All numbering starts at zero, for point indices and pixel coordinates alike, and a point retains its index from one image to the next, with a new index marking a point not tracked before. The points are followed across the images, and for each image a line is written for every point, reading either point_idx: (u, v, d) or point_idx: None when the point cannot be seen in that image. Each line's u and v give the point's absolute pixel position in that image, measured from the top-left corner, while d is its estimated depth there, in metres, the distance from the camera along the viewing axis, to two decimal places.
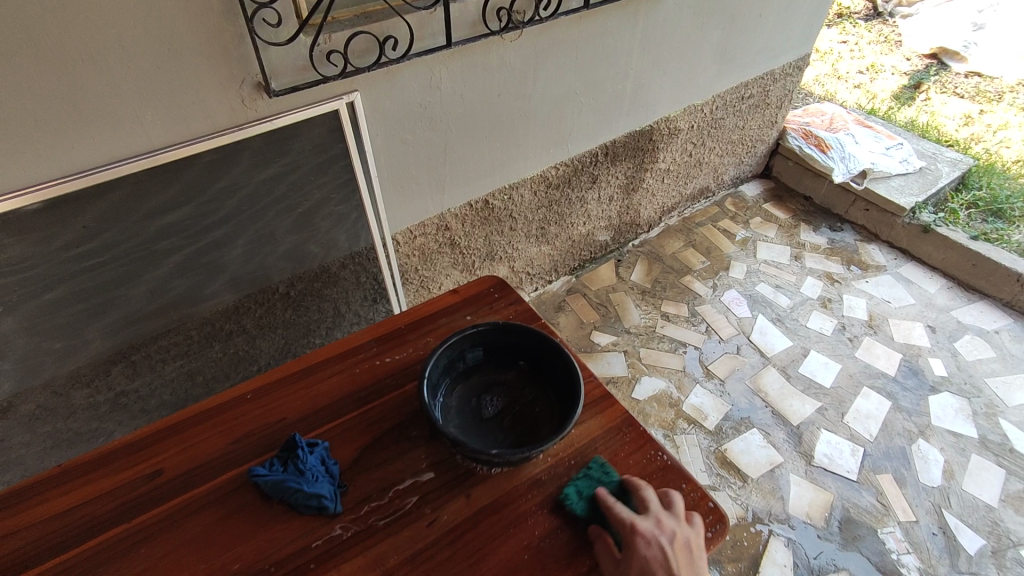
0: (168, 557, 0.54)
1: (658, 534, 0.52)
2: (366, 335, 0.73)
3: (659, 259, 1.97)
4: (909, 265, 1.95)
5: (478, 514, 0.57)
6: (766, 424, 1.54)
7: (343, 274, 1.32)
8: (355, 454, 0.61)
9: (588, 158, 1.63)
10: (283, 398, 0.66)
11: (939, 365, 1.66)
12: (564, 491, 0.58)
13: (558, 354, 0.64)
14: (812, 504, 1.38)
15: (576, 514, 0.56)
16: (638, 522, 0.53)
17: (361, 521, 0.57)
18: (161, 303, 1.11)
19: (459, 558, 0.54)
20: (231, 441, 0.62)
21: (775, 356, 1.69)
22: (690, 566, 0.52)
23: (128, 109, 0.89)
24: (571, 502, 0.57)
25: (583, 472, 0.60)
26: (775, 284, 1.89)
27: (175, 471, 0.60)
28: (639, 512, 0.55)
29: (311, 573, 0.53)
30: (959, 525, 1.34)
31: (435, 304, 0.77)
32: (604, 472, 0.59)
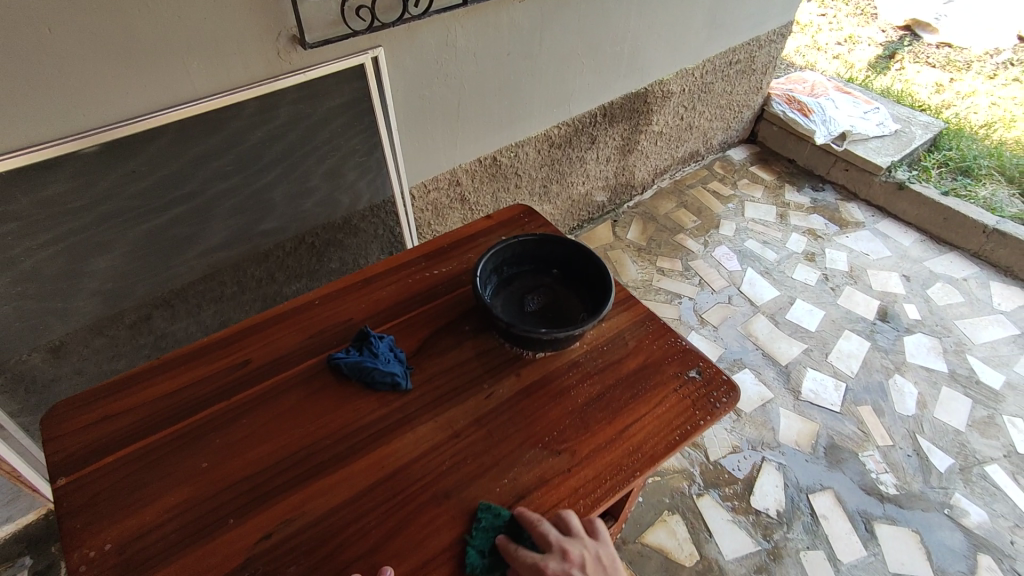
0: (267, 423, 0.63)
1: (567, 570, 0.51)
2: (414, 254, 0.82)
3: (653, 219, 2.08)
4: (885, 221, 2.08)
5: (529, 387, 0.67)
6: (757, 364, 1.66)
7: (363, 225, 1.40)
8: (417, 344, 0.71)
9: (588, 119, 1.71)
10: (347, 304, 0.76)
11: (914, 309, 1.79)
12: (465, 549, 0.54)
13: (588, 257, 0.73)
14: (800, 433, 1.51)
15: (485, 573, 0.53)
16: (545, 563, 0.52)
17: (430, 394, 0.66)
18: (198, 249, 1.18)
19: (516, 419, 0.64)
20: (307, 336, 0.72)
21: (764, 305, 1.81)
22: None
23: (177, 59, 0.95)
24: (476, 563, 0.53)
25: (472, 524, 0.56)
26: (762, 240, 2.01)
27: (261, 360, 0.69)
28: (542, 549, 0.53)
29: (391, 434, 0.62)
30: (931, 448, 1.47)
31: (473, 227, 0.86)
32: (494, 514, 0.56)
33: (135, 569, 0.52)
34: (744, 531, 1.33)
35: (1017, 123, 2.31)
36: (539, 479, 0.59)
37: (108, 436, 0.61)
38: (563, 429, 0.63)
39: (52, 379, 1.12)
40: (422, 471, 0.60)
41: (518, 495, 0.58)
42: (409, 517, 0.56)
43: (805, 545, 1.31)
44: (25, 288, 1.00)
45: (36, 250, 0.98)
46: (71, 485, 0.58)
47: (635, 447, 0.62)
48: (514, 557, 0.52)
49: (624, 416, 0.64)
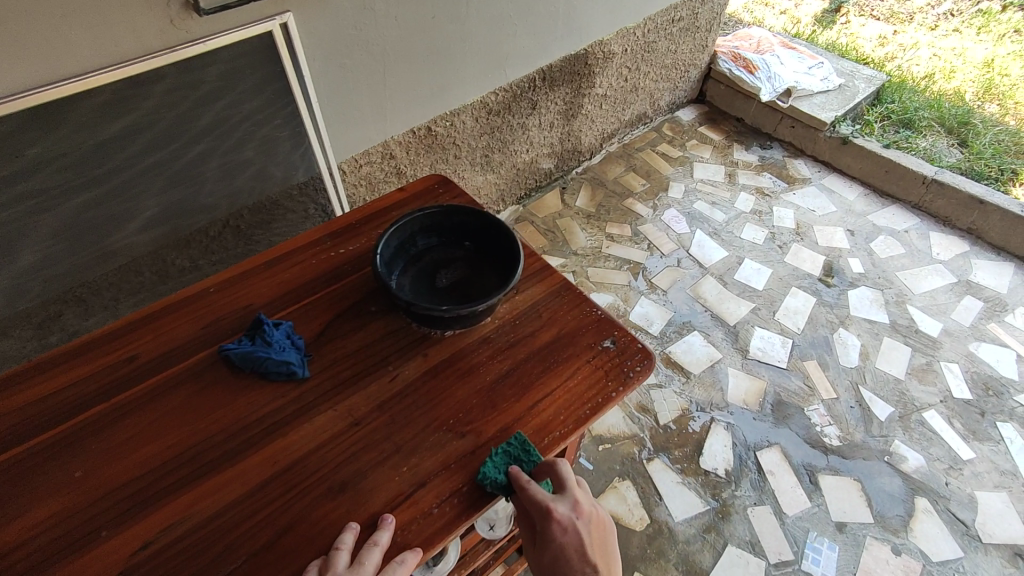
0: (156, 422, 0.58)
1: (575, 518, 0.53)
2: (321, 231, 0.77)
3: (602, 184, 2.05)
4: (831, 176, 2.09)
5: (436, 368, 0.64)
6: (705, 326, 1.67)
7: (291, 205, 1.33)
8: (319, 328, 0.67)
9: (527, 83, 1.66)
10: (247, 288, 0.71)
11: (857, 263, 1.81)
12: (482, 469, 0.55)
13: (498, 227, 0.70)
14: (748, 392, 1.52)
15: (496, 492, 0.54)
16: (556, 506, 0.53)
17: (330, 382, 0.62)
18: (108, 238, 1.10)
19: (421, 403, 0.61)
20: (201, 326, 0.66)
21: (712, 266, 1.81)
22: (601, 544, 0.53)
23: (53, 29, 0.85)
24: (491, 479, 0.54)
25: (494, 451, 0.57)
26: (710, 201, 2.00)
27: (148, 355, 0.63)
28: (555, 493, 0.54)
29: (287, 427, 0.59)
30: (873, 398, 1.51)
31: (385, 200, 0.82)
32: (525, 449, 0.56)
33: None
34: (693, 492, 1.34)
35: (957, 73, 2.33)
36: (442, 464, 0.56)
37: None
38: (470, 410, 0.60)
39: None
40: (319, 463, 0.56)
41: (419, 483, 0.55)
42: (303, 514, 0.53)
43: (752, 501, 1.34)
44: None
45: None
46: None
47: (544, 424, 0.59)
48: (530, 493, 0.53)
49: (535, 391, 0.62)
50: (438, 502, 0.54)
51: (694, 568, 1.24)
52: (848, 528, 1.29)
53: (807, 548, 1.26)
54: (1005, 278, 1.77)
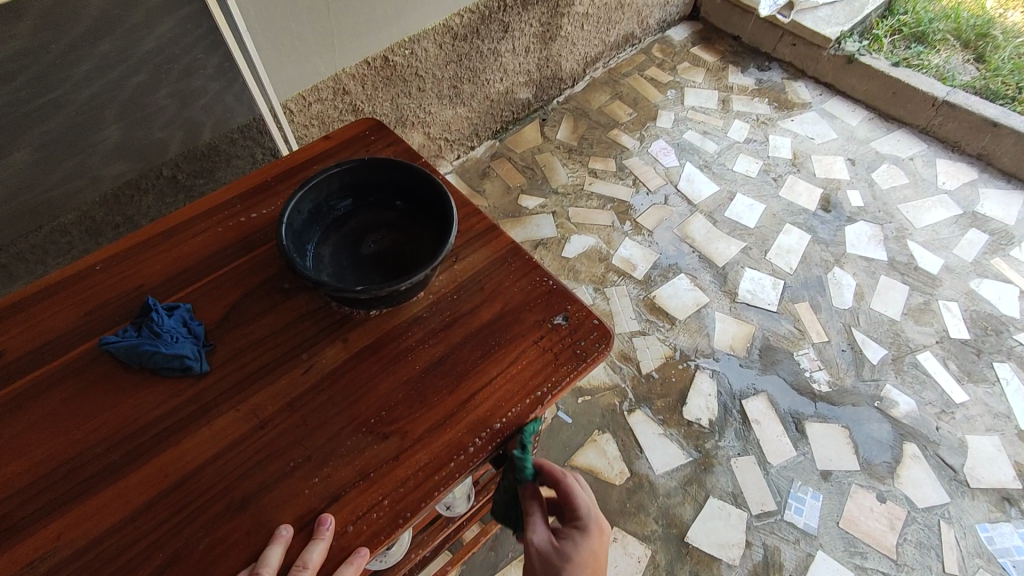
0: (21, 435, 0.50)
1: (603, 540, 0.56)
2: (229, 192, 0.66)
3: (585, 115, 1.89)
4: (833, 100, 1.93)
5: (357, 356, 0.55)
6: (692, 268, 1.57)
7: (235, 151, 1.19)
8: (223, 312, 0.57)
9: (496, 3, 1.48)
10: (137, 265, 0.61)
11: (857, 195, 1.69)
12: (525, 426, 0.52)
13: (428, 183, 0.59)
14: (735, 337, 1.45)
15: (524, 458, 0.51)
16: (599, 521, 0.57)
17: (234, 376, 0.53)
18: (20, 198, 0.96)
19: (338, 398, 0.52)
20: (82, 314, 0.57)
21: (702, 203, 1.69)
22: None
23: None
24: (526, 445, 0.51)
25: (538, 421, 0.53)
26: (702, 131, 1.86)
27: (17, 351, 0.54)
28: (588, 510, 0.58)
29: (179, 435, 0.50)
30: (865, 340, 1.44)
31: (307, 151, 0.70)
32: None
33: None
34: (675, 444, 1.30)
35: None
36: (360, 473, 0.48)
37: None
38: (395, 405, 0.52)
39: None
40: (215, 477, 0.48)
41: (332, 496, 0.47)
42: (193, 540, 0.46)
43: (736, 451, 1.29)
44: None
45: None
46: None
47: (480, 419, 0.51)
48: (573, 495, 0.58)
49: (471, 379, 0.53)
50: (354, 520, 0.46)
51: (675, 522, 1.21)
52: (834, 477, 1.26)
53: (790, 498, 1.23)
54: (1014, 208, 1.66)
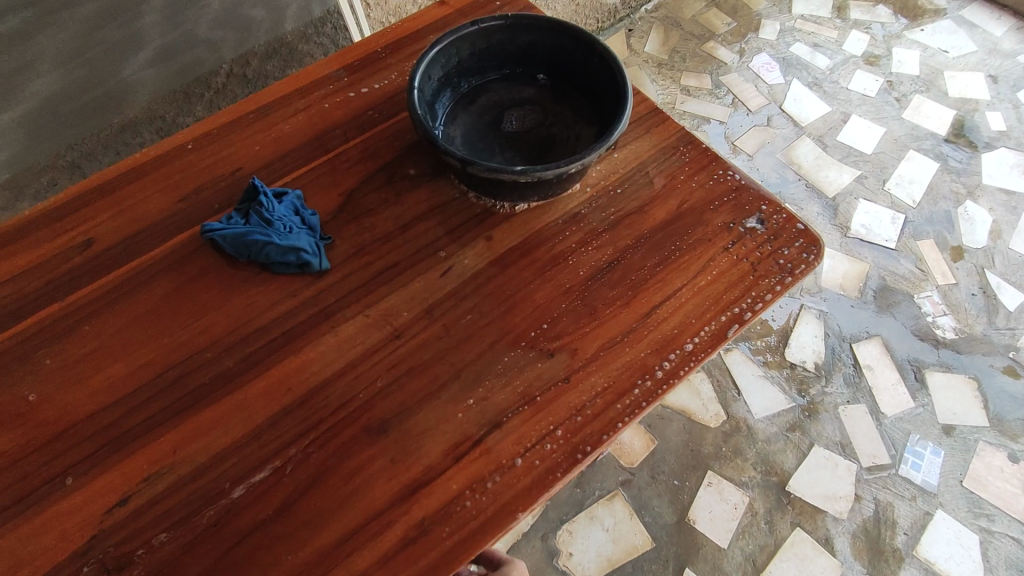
0: (123, 333, 0.45)
1: None
2: (332, 64, 0.56)
3: (677, 24, 1.68)
4: (974, 6, 1.66)
5: (506, 259, 0.47)
6: (798, 198, 1.40)
7: (307, 49, 1.09)
8: (338, 202, 0.49)
9: None
10: (230, 146, 0.52)
11: (998, 119, 1.47)
12: None
13: (588, 45, 0.48)
14: (846, 276, 1.30)
15: None
16: None
17: (359, 277, 0.46)
18: (88, 89, 0.89)
19: (488, 306, 0.45)
20: (178, 201, 0.50)
21: (810, 126, 1.50)
22: None
23: None
24: None
25: None
26: (813, 43, 1.63)
27: (109, 240, 0.49)
28: None
29: (299, 341, 0.44)
30: (1001, 285, 1.27)
31: (420, 20, 0.59)
32: None
33: None
34: (776, 388, 1.18)
35: None
36: (522, 397, 0.42)
37: None
38: (557, 318, 0.45)
39: None
40: (348, 392, 0.43)
41: (492, 421, 0.41)
42: (328, 465, 0.40)
43: (845, 399, 1.17)
44: None
45: None
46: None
47: (666, 339, 0.44)
48: None
49: (646, 294, 0.46)
50: (521, 452, 0.41)
51: (774, 469, 1.11)
52: (957, 432, 1.13)
53: (906, 452, 1.12)
54: None
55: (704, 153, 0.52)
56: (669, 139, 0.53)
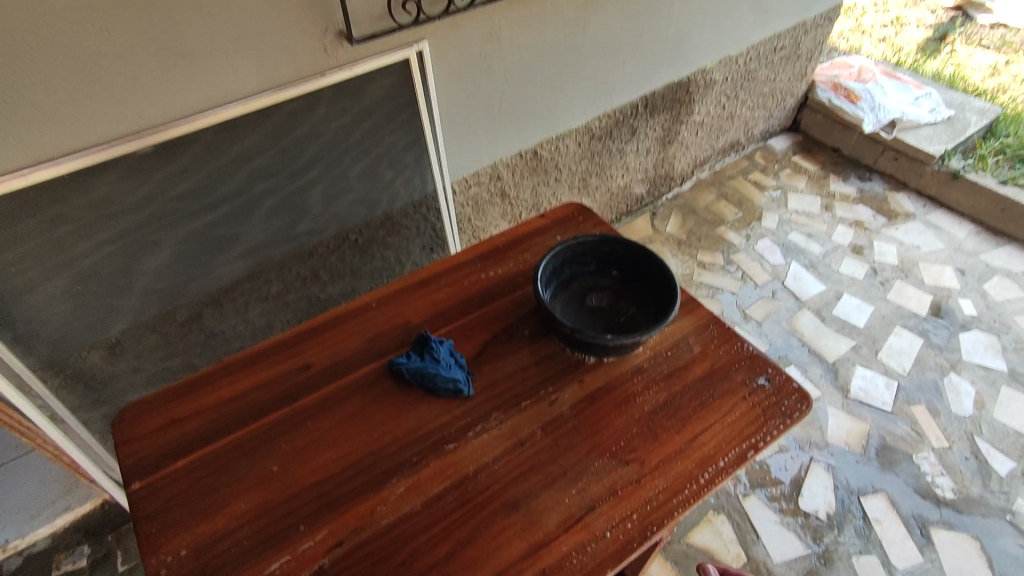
0: (334, 429, 0.65)
1: None
2: (470, 253, 0.82)
3: (693, 211, 2.03)
4: (938, 212, 2.00)
5: (594, 394, 0.68)
6: (803, 362, 1.61)
7: (405, 222, 1.39)
8: (477, 348, 0.71)
9: (630, 110, 1.66)
10: (405, 304, 0.76)
11: (969, 305, 1.72)
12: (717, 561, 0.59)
13: (652, 259, 0.73)
14: (850, 433, 1.46)
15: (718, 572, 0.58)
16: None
17: (490, 401, 0.67)
18: (242, 245, 1.18)
19: (585, 427, 0.65)
20: (369, 339, 0.73)
21: (809, 300, 1.76)
22: None
23: (225, 54, 0.97)
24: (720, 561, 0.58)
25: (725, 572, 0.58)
26: (807, 232, 1.95)
27: (321, 363, 0.70)
28: None
29: (455, 442, 0.64)
30: (990, 451, 1.42)
31: (529, 225, 0.85)
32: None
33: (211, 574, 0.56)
34: (793, 533, 1.30)
35: None
36: (609, 491, 0.61)
37: (175, 439, 0.64)
38: (630, 438, 0.64)
39: (111, 375, 1.15)
40: (491, 479, 0.61)
41: (589, 506, 0.59)
42: (479, 529, 0.58)
43: (857, 549, 1.28)
44: (81, 285, 1.03)
45: (83, 247, 1.00)
46: (144, 489, 0.61)
47: (706, 457, 0.63)
48: None
49: (692, 426, 0.66)
50: (610, 527, 0.58)
51: None
52: None
53: None
54: None
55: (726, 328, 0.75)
56: (701, 316, 0.77)
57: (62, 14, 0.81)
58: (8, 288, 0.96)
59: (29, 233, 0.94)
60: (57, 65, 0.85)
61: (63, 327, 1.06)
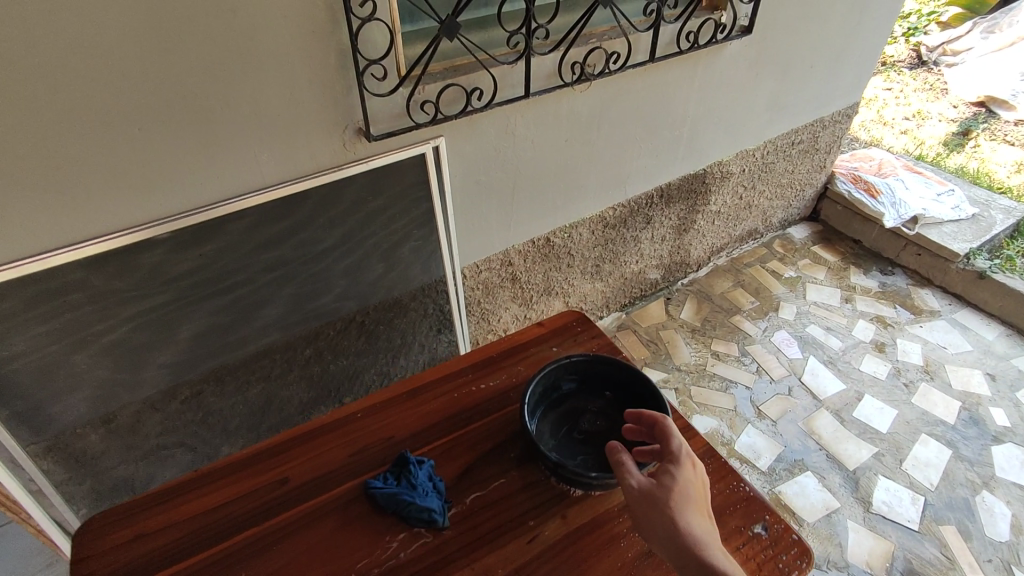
0: (303, 553, 0.64)
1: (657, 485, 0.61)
2: (462, 362, 0.83)
3: (708, 298, 2.00)
4: (964, 311, 1.94)
5: (575, 532, 0.65)
6: (821, 467, 1.53)
7: (413, 304, 1.39)
8: (458, 471, 0.70)
9: (644, 200, 1.67)
10: (391, 416, 0.76)
11: (1001, 415, 1.63)
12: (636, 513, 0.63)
13: (643, 383, 0.73)
14: (872, 553, 1.36)
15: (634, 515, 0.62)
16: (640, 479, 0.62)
17: (467, 534, 0.65)
18: (248, 327, 1.19)
19: (562, 569, 0.62)
20: (350, 454, 0.73)
21: (828, 399, 1.69)
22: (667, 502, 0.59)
23: (248, 150, 1.00)
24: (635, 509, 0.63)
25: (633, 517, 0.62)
26: (825, 326, 1.90)
27: (299, 478, 0.70)
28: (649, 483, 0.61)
29: None
30: None
31: (526, 334, 0.86)
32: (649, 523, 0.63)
33: None
34: None
35: None
36: None
37: (143, 558, 0.64)
38: None
39: (105, 451, 1.14)
40: None
41: None
42: None
43: None
44: (84, 363, 1.04)
45: (93, 327, 1.02)
46: None
47: None
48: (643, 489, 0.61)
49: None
50: None
51: None
52: None
53: None
54: None
55: (721, 464, 0.74)
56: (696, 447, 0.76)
57: (94, 115, 0.85)
58: (14, 366, 0.97)
59: (40, 314, 0.96)
60: (85, 161, 0.88)
61: (63, 403, 1.06)
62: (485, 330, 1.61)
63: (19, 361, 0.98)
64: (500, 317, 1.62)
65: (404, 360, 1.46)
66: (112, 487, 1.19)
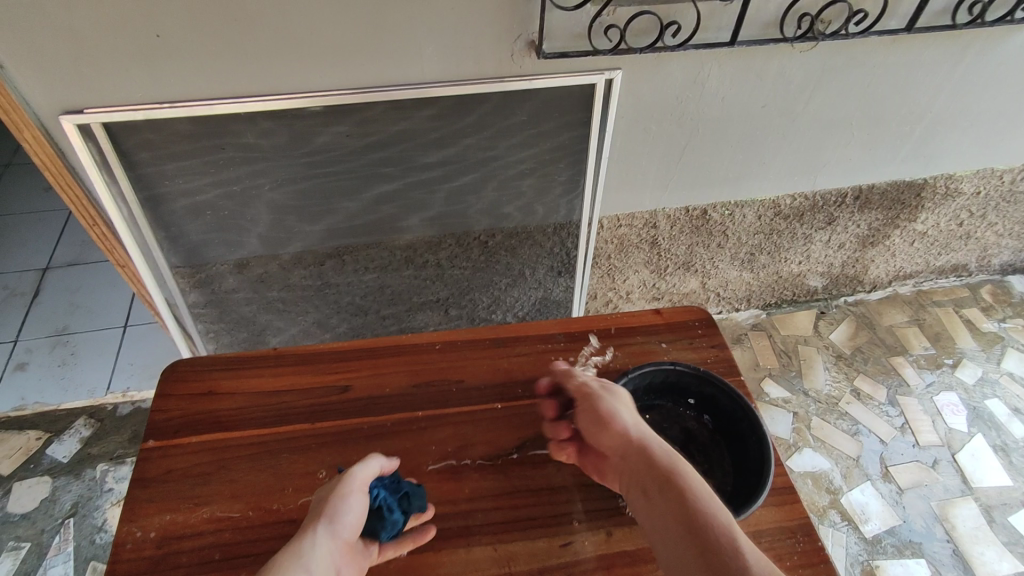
0: (337, 462, 0.74)
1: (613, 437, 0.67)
2: (559, 328, 0.87)
3: (871, 327, 1.71)
4: None
5: (616, 556, 0.68)
6: (940, 560, 1.29)
7: (540, 240, 1.32)
8: (515, 442, 0.76)
9: (833, 198, 1.42)
10: (466, 360, 0.83)
11: None
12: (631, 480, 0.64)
13: (751, 422, 0.73)
14: None
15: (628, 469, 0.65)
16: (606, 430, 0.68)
17: (503, 509, 0.71)
18: (375, 218, 1.20)
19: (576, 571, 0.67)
20: (413, 384, 0.81)
21: (981, 489, 1.40)
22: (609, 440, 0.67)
23: (413, 39, 0.95)
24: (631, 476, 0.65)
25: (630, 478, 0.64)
26: (1013, 405, 1.55)
27: (359, 392, 0.80)
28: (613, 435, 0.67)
29: (454, 537, 0.69)
30: None
31: (640, 320, 0.88)
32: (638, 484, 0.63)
33: (178, 540, 0.68)
34: None
35: None
36: None
37: (203, 414, 0.77)
38: None
39: (234, 289, 1.25)
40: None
41: None
42: None
43: None
44: (229, 207, 1.12)
45: (243, 178, 1.08)
46: (164, 448, 0.74)
47: None
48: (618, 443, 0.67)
49: None
50: None
51: None
52: None
53: None
54: None
55: (813, 548, 0.68)
56: (791, 520, 0.70)
57: None
58: (172, 193, 1.08)
59: (202, 151, 1.03)
60: (261, 19, 0.89)
61: (207, 237, 1.16)
62: (607, 287, 1.51)
63: (178, 188, 1.07)
64: (626, 279, 1.50)
65: (516, 292, 1.42)
66: (233, 321, 1.32)
